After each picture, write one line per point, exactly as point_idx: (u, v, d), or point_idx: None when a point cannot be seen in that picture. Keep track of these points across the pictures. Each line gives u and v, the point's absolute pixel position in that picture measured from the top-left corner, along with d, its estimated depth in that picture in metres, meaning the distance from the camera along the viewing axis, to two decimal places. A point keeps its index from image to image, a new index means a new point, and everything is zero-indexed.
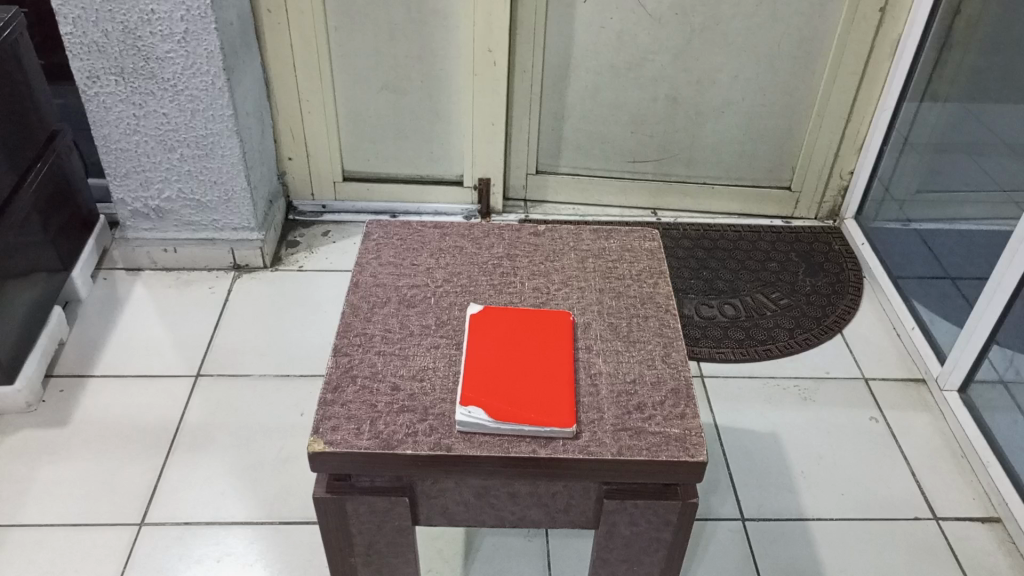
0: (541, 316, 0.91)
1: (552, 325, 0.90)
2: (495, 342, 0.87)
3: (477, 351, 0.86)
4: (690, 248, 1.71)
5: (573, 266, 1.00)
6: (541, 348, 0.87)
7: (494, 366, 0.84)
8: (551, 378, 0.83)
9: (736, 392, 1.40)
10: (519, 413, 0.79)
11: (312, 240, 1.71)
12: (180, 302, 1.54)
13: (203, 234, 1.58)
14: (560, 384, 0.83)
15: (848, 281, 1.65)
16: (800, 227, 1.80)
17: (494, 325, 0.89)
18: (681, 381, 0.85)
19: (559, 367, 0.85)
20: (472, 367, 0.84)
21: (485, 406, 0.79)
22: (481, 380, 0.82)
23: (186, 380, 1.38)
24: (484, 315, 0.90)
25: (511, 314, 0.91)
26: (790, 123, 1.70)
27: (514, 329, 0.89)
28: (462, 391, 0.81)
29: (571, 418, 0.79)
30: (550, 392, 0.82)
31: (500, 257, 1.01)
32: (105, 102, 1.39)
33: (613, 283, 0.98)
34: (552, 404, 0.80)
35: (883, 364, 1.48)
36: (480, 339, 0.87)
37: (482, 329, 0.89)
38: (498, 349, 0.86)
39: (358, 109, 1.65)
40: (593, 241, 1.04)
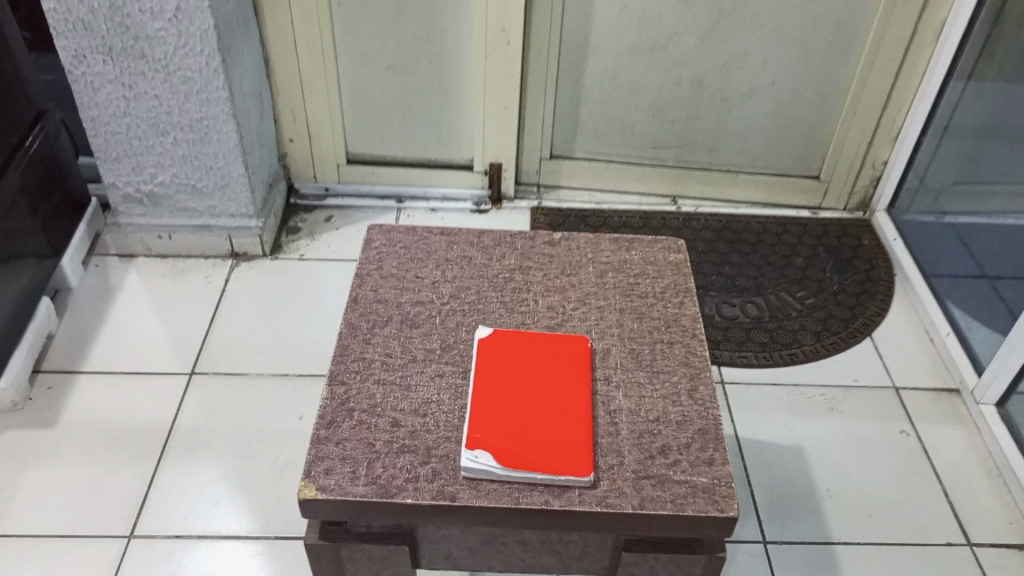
0: (558, 340, 0.83)
1: (569, 352, 0.82)
2: (506, 372, 0.80)
3: (485, 384, 0.78)
4: (712, 240, 1.62)
5: (591, 281, 0.92)
6: (556, 379, 0.79)
7: (504, 401, 0.77)
8: (567, 417, 0.76)
9: (758, 401, 1.32)
10: (532, 460, 0.72)
11: (314, 226, 1.63)
12: (175, 293, 1.47)
13: (199, 221, 1.50)
14: (577, 425, 0.75)
15: (879, 279, 1.56)
16: (828, 219, 1.70)
17: (507, 350, 0.82)
18: (709, 420, 0.78)
19: (576, 403, 0.77)
20: (480, 402, 0.76)
21: (495, 450, 0.72)
22: (491, 419, 0.75)
23: (181, 379, 1.32)
24: (495, 338, 0.83)
25: (525, 337, 0.83)
26: (823, 111, 1.59)
27: (527, 357, 0.81)
28: (468, 432, 0.74)
29: (590, 466, 0.72)
30: (566, 434, 0.74)
31: (512, 270, 0.93)
32: (94, 82, 1.30)
33: (634, 301, 0.89)
34: (568, 450, 0.73)
35: (914, 371, 1.39)
36: (489, 369, 0.80)
37: (493, 357, 0.81)
38: (510, 381, 0.79)
39: (362, 89, 1.55)
40: (613, 252, 0.95)
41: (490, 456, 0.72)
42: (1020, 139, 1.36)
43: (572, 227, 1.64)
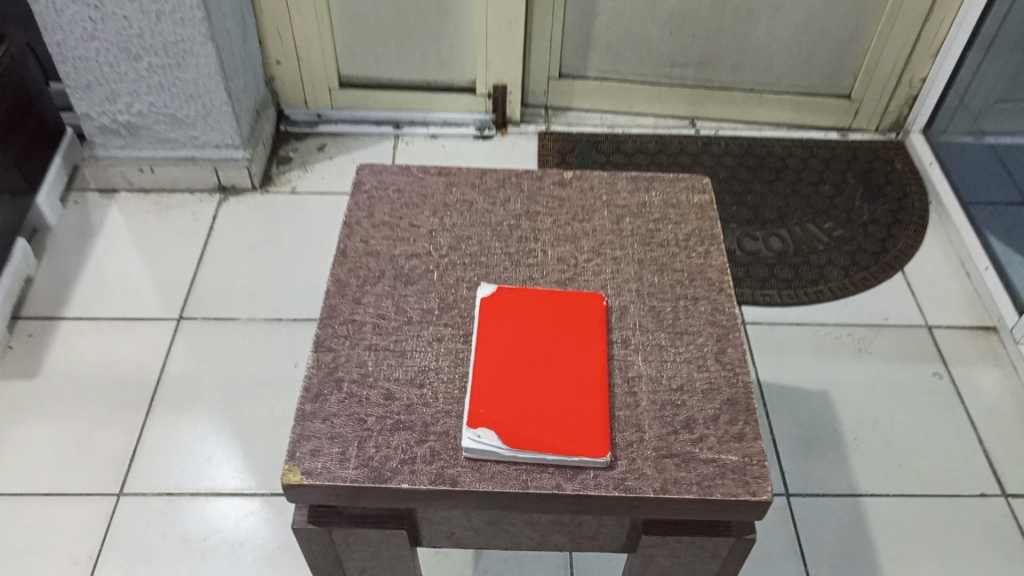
0: (570, 300, 0.75)
1: (582, 312, 0.74)
2: (512, 337, 0.71)
3: (488, 351, 0.70)
4: (733, 167, 1.51)
5: (606, 228, 0.83)
6: (568, 345, 0.71)
7: (510, 372, 0.69)
8: (580, 390, 0.68)
9: (782, 343, 1.24)
10: (542, 440, 0.64)
11: (306, 155, 1.53)
12: (160, 231, 1.38)
13: (182, 152, 1.40)
14: (592, 399, 0.68)
15: (913, 208, 1.45)
16: (858, 141, 1.58)
17: (513, 311, 0.73)
18: (739, 389, 0.69)
19: (590, 374, 0.69)
20: (483, 373, 0.69)
21: (500, 429, 0.65)
22: (496, 393, 0.67)
23: (169, 325, 1.24)
24: (500, 297, 0.75)
25: (534, 296, 0.75)
26: (858, 23, 1.45)
27: (535, 319, 0.73)
28: (470, 408, 0.66)
29: (606, 446, 0.65)
30: (580, 411, 0.67)
31: (518, 216, 0.84)
32: (55, 2, 1.17)
33: (655, 251, 0.80)
34: (583, 428, 0.65)
35: (949, 308, 1.30)
36: (492, 334, 0.72)
37: (497, 319, 0.73)
38: (516, 348, 0.71)
39: (353, 5, 1.42)
40: (631, 195, 0.86)
41: (495, 435, 0.64)
42: None
43: (582, 154, 1.53)
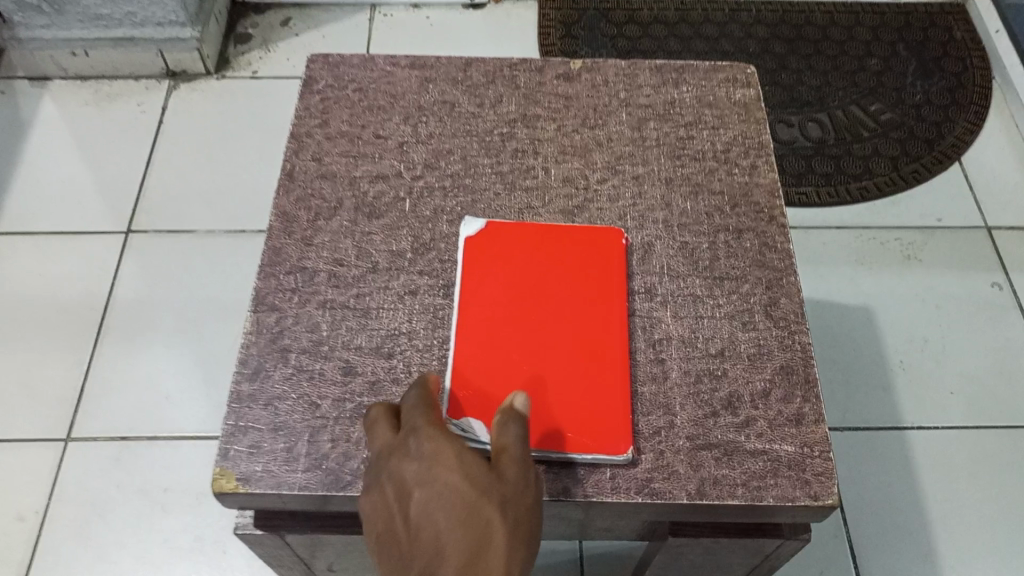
0: (579, 239, 0.59)
1: (596, 255, 0.58)
2: (506, 292, 0.56)
3: (475, 312, 0.55)
4: (767, 39, 1.30)
5: (624, 136, 0.65)
6: (578, 301, 0.56)
7: (504, 340, 0.54)
8: (595, 364, 0.53)
9: (820, 250, 1.08)
10: (547, 434, 0.50)
11: (268, 31, 1.32)
12: (102, 126, 1.19)
13: (119, 32, 1.19)
14: (611, 375, 0.53)
15: (974, 85, 1.25)
16: (911, 5, 1.36)
17: (506, 256, 0.58)
18: (795, 354, 0.55)
19: (606, 340, 0.54)
20: (468, 341, 0.54)
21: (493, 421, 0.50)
22: (487, 369, 0.52)
23: (115, 240, 1.08)
24: (488, 236, 0.59)
25: (532, 234, 0.59)
26: None
27: (536, 266, 0.57)
28: (452, 389, 0.52)
29: (629, 439, 0.50)
30: (594, 393, 0.52)
31: (511, 121, 0.66)
32: None
33: (686, 167, 0.63)
34: (598, 416, 0.51)
35: (1013, 205, 1.13)
36: (479, 288, 0.56)
37: (485, 265, 0.57)
38: (510, 306, 0.56)
39: None
40: (655, 92, 0.68)
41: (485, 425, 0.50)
42: None
43: (590, 25, 1.31)
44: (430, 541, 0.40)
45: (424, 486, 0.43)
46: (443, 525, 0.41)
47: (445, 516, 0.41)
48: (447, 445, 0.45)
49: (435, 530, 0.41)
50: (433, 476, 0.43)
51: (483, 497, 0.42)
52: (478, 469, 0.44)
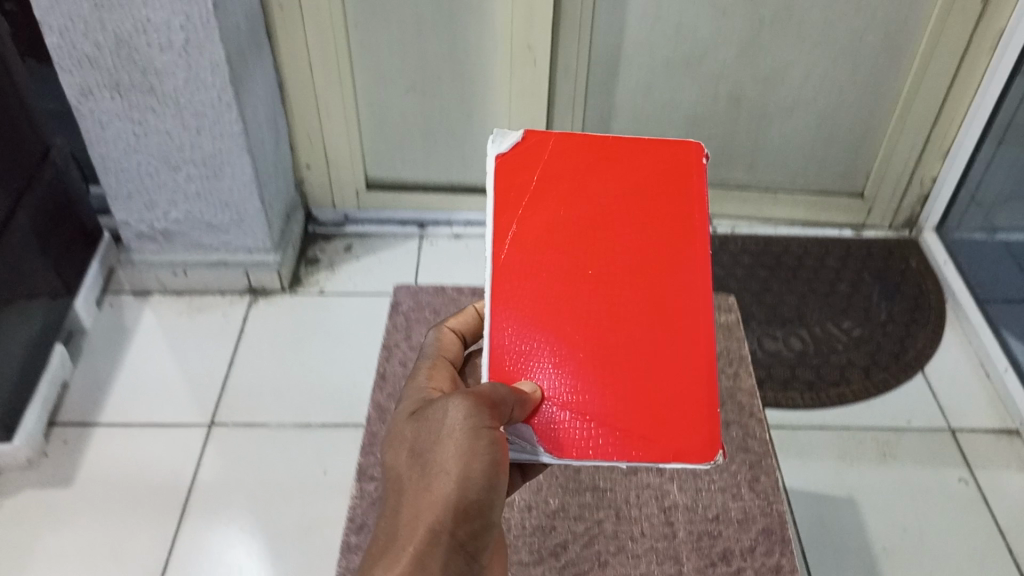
0: (650, 175, 0.70)
1: (671, 185, 0.70)
2: (561, 215, 0.68)
3: (512, 281, 0.65)
4: (751, 266, 1.55)
5: None
6: (643, 269, 0.67)
7: (562, 308, 0.65)
8: (676, 349, 0.65)
9: (807, 446, 1.25)
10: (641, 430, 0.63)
11: (334, 256, 1.58)
12: (193, 333, 1.42)
13: (214, 257, 1.45)
14: (690, 352, 0.66)
15: (930, 306, 1.48)
16: (872, 239, 1.63)
17: (541, 206, 0.67)
18: (773, 519, 0.71)
19: (684, 308, 0.66)
20: (509, 325, 0.65)
21: (547, 432, 0.63)
22: (541, 357, 0.64)
23: (199, 430, 1.26)
24: (510, 160, 0.69)
25: (574, 182, 0.69)
26: (867, 125, 1.51)
27: (580, 219, 0.68)
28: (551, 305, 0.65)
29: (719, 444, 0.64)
30: (678, 378, 0.65)
31: None
32: (102, 118, 1.25)
33: None
34: (692, 414, 0.64)
35: (972, 411, 1.30)
36: (510, 252, 0.66)
37: (521, 207, 0.67)
38: (570, 228, 0.67)
39: (383, 111, 1.49)
40: None
41: (530, 433, 0.63)
42: None
43: None
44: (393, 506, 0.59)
45: (392, 465, 0.61)
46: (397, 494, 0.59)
47: (395, 490, 0.59)
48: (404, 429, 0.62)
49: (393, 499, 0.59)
50: (396, 457, 0.61)
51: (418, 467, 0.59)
52: (414, 442, 0.60)
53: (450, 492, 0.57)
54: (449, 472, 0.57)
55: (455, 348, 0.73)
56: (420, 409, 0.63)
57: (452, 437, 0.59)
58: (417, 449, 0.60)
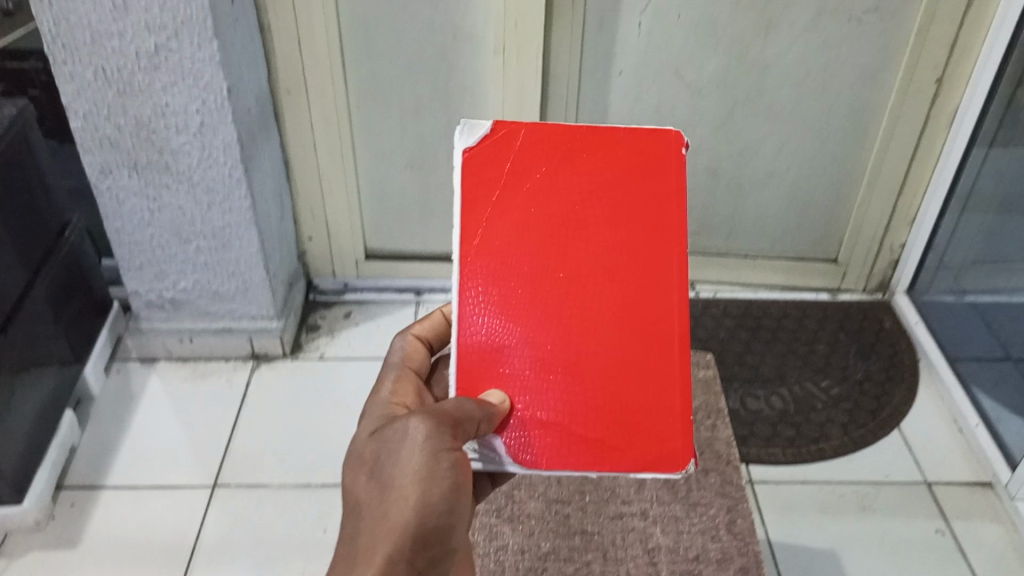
0: (620, 160, 0.77)
1: (644, 170, 0.76)
2: (541, 212, 0.75)
3: (495, 276, 0.74)
4: (733, 328, 1.63)
5: None
6: (618, 265, 0.74)
7: (541, 303, 0.74)
8: (645, 339, 0.74)
9: (789, 501, 1.30)
10: (610, 426, 0.73)
11: (334, 322, 1.64)
12: (198, 398, 1.47)
13: (220, 324, 1.51)
14: (660, 345, 0.74)
15: (904, 365, 1.55)
16: (848, 302, 1.71)
17: (509, 207, 0.75)
18: (746, 556, 0.91)
19: (652, 303, 0.74)
20: (479, 334, 0.74)
21: (516, 437, 0.73)
22: (517, 356, 0.74)
23: (203, 491, 1.30)
24: (477, 161, 0.76)
25: (554, 175, 0.76)
26: (836, 195, 1.60)
27: (559, 216, 0.75)
28: (531, 301, 0.74)
29: (682, 432, 0.74)
30: (649, 368, 0.74)
31: None
32: (119, 195, 1.33)
33: None
34: (660, 410, 0.74)
35: (947, 465, 1.36)
36: (478, 258, 0.74)
37: (504, 206, 0.75)
38: (549, 226, 0.75)
39: (382, 185, 1.58)
40: None
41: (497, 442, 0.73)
42: None
43: None
44: (356, 521, 0.67)
45: (356, 485, 0.69)
46: (361, 512, 0.67)
47: (360, 509, 0.67)
48: (367, 452, 0.70)
49: (357, 516, 0.67)
50: (359, 477, 0.69)
51: (380, 486, 0.67)
52: (377, 464, 0.68)
53: (411, 509, 0.64)
54: (409, 492, 0.65)
55: (420, 358, 0.85)
56: (381, 432, 0.71)
57: (412, 459, 0.66)
58: (379, 471, 0.68)
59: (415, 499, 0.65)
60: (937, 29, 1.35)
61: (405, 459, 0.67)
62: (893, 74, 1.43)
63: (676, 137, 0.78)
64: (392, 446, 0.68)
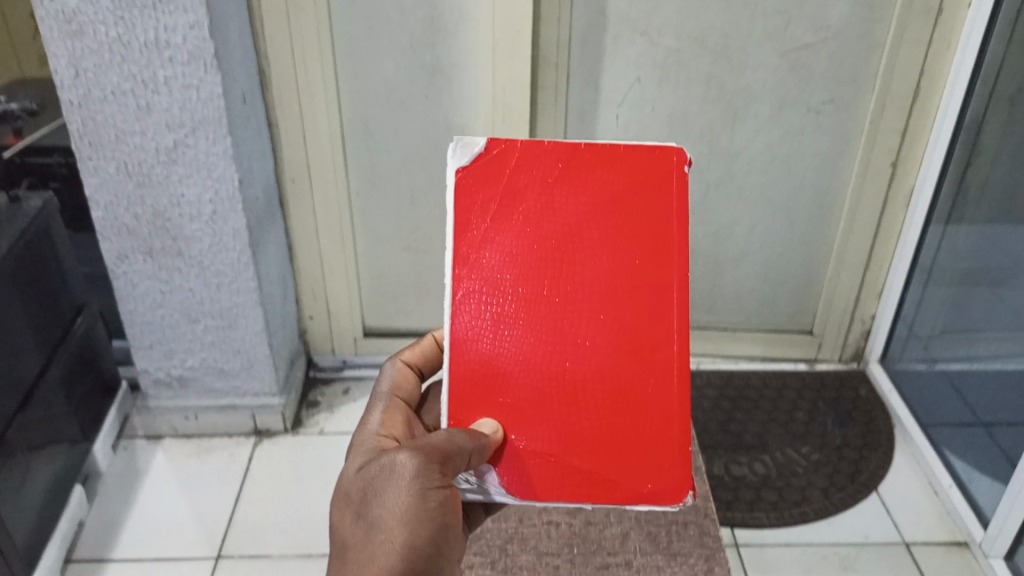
0: (614, 182, 0.81)
1: (640, 192, 0.81)
2: (540, 236, 0.80)
3: (496, 299, 0.80)
4: (716, 398, 1.70)
5: None
6: (614, 290, 0.80)
7: (541, 326, 0.80)
8: (638, 363, 0.80)
9: (774, 562, 1.34)
10: (596, 452, 0.80)
11: (333, 399, 1.71)
12: (202, 473, 1.52)
13: (224, 401, 1.58)
14: (655, 367, 0.80)
15: (880, 430, 1.62)
16: (825, 372, 1.79)
17: (503, 232, 0.80)
18: None
19: (649, 327, 0.80)
20: (472, 359, 0.80)
21: (512, 463, 0.80)
22: (518, 374, 0.80)
23: (206, 563, 1.34)
24: (471, 182, 0.81)
25: (552, 197, 0.81)
26: (808, 269, 1.71)
27: (558, 239, 0.80)
28: (531, 323, 0.80)
29: (676, 451, 0.80)
30: (635, 393, 0.80)
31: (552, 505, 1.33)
32: (133, 279, 1.42)
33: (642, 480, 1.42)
34: (644, 437, 0.80)
35: (923, 526, 1.42)
36: (472, 283, 0.80)
37: (504, 232, 0.80)
38: (548, 251, 0.80)
39: (380, 266, 1.68)
40: None
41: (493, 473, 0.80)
42: (1003, 283, 1.42)
43: None
44: (345, 552, 0.75)
45: (345, 517, 0.77)
46: (349, 544, 0.75)
47: (348, 540, 0.75)
48: (355, 487, 0.77)
49: (346, 547, 0.75)
50: (348, 511, 0.77)
51: (367, 522, 0.74)
52: (363, 500, 0.76)
53: (395, 547, 0.72)
54: (394, 531, 0.73)
55: (410, 387, 0.93)
56: (369, 466, 0.78)
57: (396, 500, 0.74)
58: (365, 509, 0.75)
59: (399, 539, 0.72)
60: (888, 117, 1.48)
61: (389, 498, 0.74)
62: (852, 158, 1.55)
63: (676, 154, 0.81)
64: (377, 484, 0.75)
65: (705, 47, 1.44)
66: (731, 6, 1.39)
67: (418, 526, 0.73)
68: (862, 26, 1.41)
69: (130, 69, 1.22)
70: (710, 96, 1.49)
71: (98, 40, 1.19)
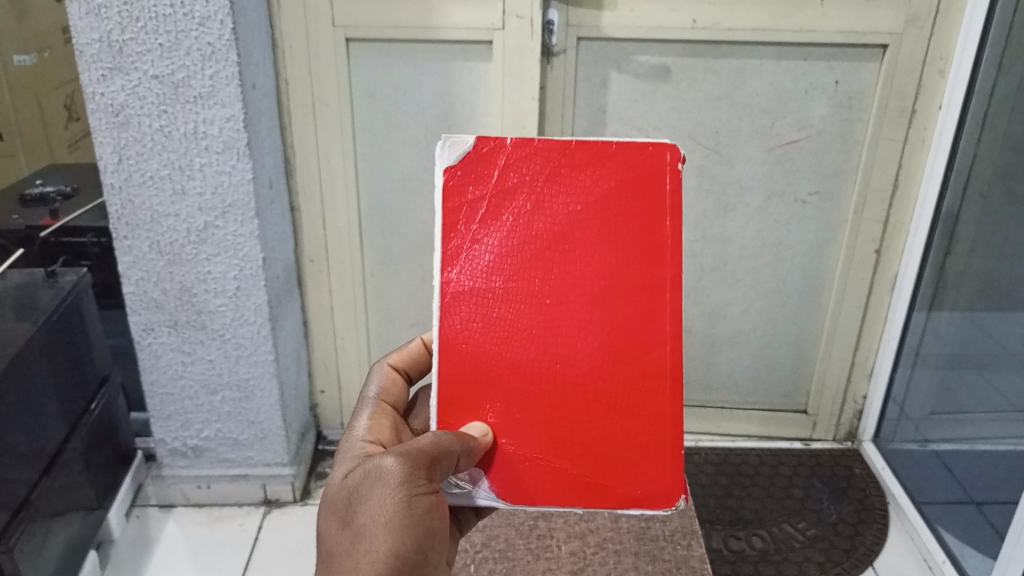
0: (602, 181, 0.86)
1: (632, 190, 0.86)
2: (531, 239, 0.87)
3: (488, 301, 0.86)
4: (714, 474, 1.75)
5: (630, 541, 1.50)
6: (604, 292, 0.86)
7: (532, 327, 0.86)
8: (628, 365, 0.86)
9: None
10: (585, 453, 0.86)
11: None
12: (212, 544, 1.56)
13: (236, 470, 1.63)
14: (647, 369, 0.85)
15: (874, 507, 1.66)
16: (820, 450, 1.83)
17: (494, 233, 0.87)
18: None
19: (637, 331, 0.85)
20: (461, 361, 0.87)
21: (501, 474, 0.87)
22: (510, 376, 0.86)
23: None
24: (461, 180, 0.87)
25: (543, 198, 0.87)
26: (800, 350, 1.78)
27: (549, 242, 0.86)
28: (523, 324, 0.86)
29: (668, 455, 0.86)
30: (625, 397, 0.86)
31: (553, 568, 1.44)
32: (157, 350, 1.50)
33: (651, 524, 1.54)
34: (630, 436, 0.86)
35: None
36: (461, 284, 0.86)
37: (494, 233, 0.87)
38: (538, 252, 0.86)
39: (390, 342, 1.75)
40: (636, 521, 1.55)
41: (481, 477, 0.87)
42: (989, 366, 1.49)
43: None
44: (333, 557, 0.81)
45: (334, 523, 0.83)
46: (338, 550, 0.81)
47: (336, 547, 0.82)
48: (341, 494, 0.83)
49: (334, 552, 0.82)
50: (336, 517, 0.83)
51: (354, 529, 0.81)
52: (350, 506, 0.82)
53: (381, 551, 0.78)
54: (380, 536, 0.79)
55: (397, 390, 1.00)
56: (354, 474, 0.83)
57: (381, 506, 0.79)
58: (353, 516, 0.81)
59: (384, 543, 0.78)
60: (870, 208, 1.59)
61: (374, 504, 0.80)
62: (838, 244, 1.65)
63: (670, 151, 0.86)
64: (364, 491, 0.81)
65: (697, 142, 1.55)
66: (720, 106, 1.52)
67: (404, 530, 0.79)
68: (842, 124, 1.53)
69: (168, 156, 1.33)
70: (703, 187, 1.60)
71: (142, 130, 1.30)
